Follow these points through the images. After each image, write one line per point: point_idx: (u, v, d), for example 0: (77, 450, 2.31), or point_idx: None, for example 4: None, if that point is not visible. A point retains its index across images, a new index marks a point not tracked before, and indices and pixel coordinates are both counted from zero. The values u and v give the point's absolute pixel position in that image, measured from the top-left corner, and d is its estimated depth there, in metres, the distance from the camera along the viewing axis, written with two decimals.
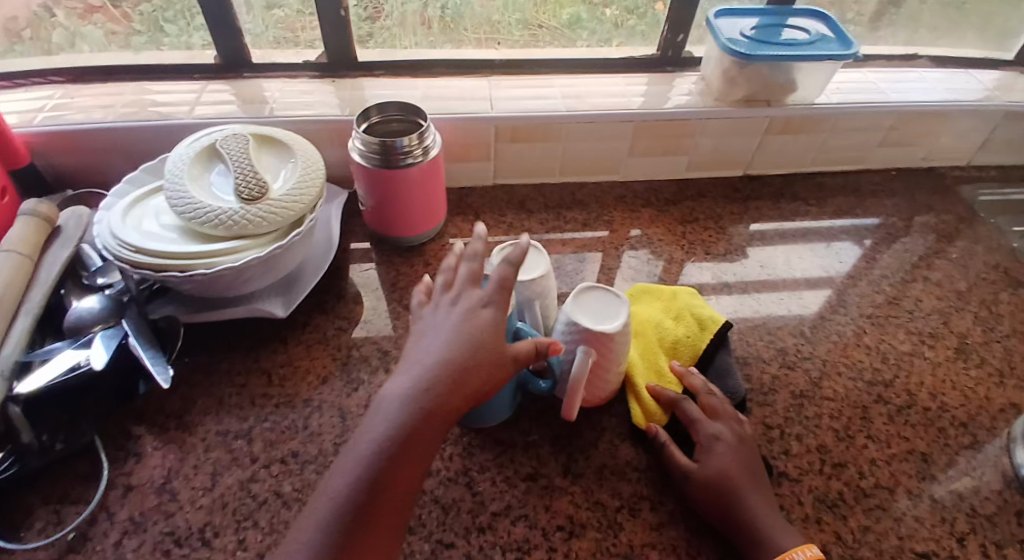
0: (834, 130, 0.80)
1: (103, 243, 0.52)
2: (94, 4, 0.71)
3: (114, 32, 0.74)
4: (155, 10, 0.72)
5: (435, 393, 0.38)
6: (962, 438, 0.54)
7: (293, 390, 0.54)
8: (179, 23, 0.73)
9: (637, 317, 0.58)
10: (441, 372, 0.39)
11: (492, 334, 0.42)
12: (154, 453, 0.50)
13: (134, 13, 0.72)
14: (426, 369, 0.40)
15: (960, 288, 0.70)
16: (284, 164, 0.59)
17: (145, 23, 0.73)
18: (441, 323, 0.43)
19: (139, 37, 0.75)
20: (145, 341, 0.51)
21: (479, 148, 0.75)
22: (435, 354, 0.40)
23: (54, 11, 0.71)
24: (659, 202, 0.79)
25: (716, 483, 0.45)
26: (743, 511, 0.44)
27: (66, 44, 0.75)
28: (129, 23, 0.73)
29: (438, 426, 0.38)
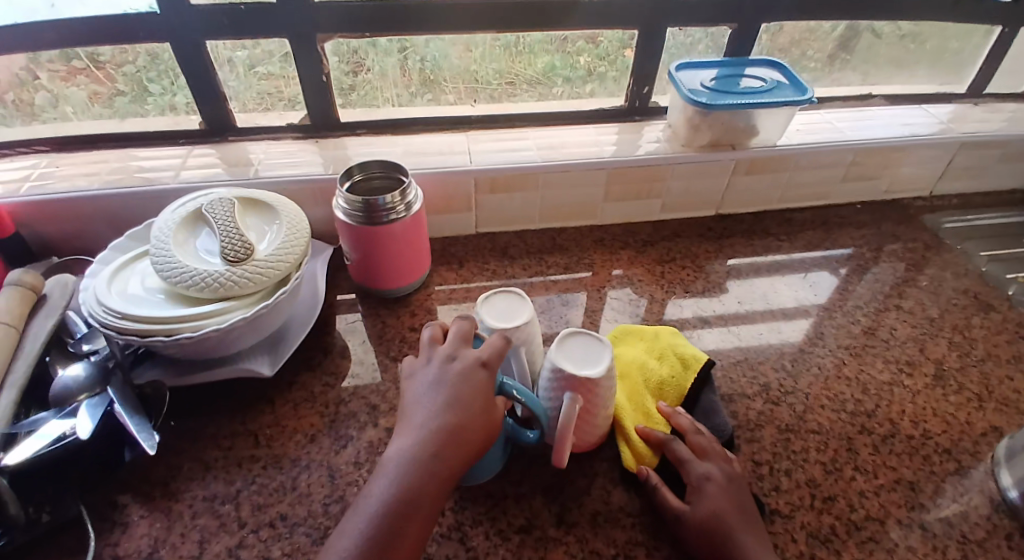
0: (797, 168, 0.84)
1: (88, 311, 0.52)
2: (77, 66, 0.71)
3: (97, 93, 0.74)
4: (138, 70, 0.73)
5: (436, 454, 0.41)
6: (948, 465, 0.55)
7: (281, 450, 0.54)
8: (162, 82, 0.74)
9: (621, 359, 0.59)
10: (439, 436, 0.42)
11: (486, 396, 0.45)
12: (140, 523, 0.49)
13: (117, 74, 0.72)
14: (423, 434, 0.42)
15: (932, 315, 0.72)
16: (269, 225, 0.60)
17: (130, 84, 0.74)
18: (437, 385, 0.45)
19: (122, 97, 0.75)
20: (130, 408, 0.51)
21: (460, 200, 0.77)
22: (434, 419, 0.43)
23: (38, 75, 0.71)
24: (637, 243, 0.82)
25: (709, 524, 0.45)
26: (737, 552, 0.44)
27: (49, 106, 0.74)
28: (112, 83, 0.73)
29: (440, 486, 0.40)
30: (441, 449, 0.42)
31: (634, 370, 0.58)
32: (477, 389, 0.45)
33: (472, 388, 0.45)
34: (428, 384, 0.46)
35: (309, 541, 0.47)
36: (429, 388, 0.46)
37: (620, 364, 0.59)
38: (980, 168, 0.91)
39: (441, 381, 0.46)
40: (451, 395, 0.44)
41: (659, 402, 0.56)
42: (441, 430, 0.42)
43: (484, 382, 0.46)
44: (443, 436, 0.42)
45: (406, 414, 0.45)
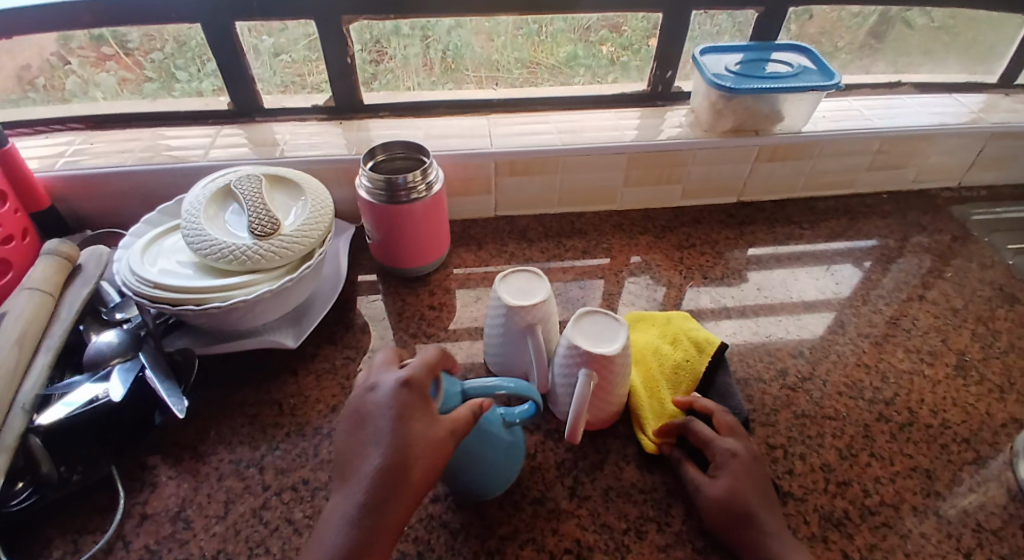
0: (822, 156, 0.82)
1: (122, 280, 0.54)
2: (107, 52, 0.74)
3: (127, 79, 0.78)
4: (167, 58, 0.76)
5: (378, 507, 0.39)
6: (965, 454, 0.55)
7: (304, 418, 0.56)
8: (189, 70, 0.77)
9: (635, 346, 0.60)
10: (378, 485, 0.40)
11: (422, 417, 0.42)
12: (169, 483, 0.51)
13: (146, 61, 0.76)
14: (362, 484, 0.40)
15: (956, 305, 0.71)
16: (294, 202, 0.61)
17: (157, 71, 0.77)
18: (369, 419, 0.43)
19: (151, 84, 0.79)
20: (161, 373, 0.53)
21: (480, 182, 0.78)
22: (370, 466, 0.41)
23: (70, 61, 0.74)
24: (656, 229, 0.81)
25: (729, 501, 0.45)
26: (754, 530, 0.44)
27: (79, 91, 0.78)
28: (141, 71, 0.77)
29: (386, 538, 0.39)
30: (380, 494, 0.40)
31: (649, 356, 0.58)
32: (410, 414, 0.42)
33: (405, 414, 0.42)
34: (358, 423, 0.43)
35: None
36: (361, 427, 0.43)
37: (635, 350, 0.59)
38: (1012, 158, 0.88)
39: (370, 417, 0.43)
40: (383, 429, 0.41)
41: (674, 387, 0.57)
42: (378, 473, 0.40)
43: (416, 405, 0.42)
44: (381, 480, 0.40)
45: (344, 459, 0.42)
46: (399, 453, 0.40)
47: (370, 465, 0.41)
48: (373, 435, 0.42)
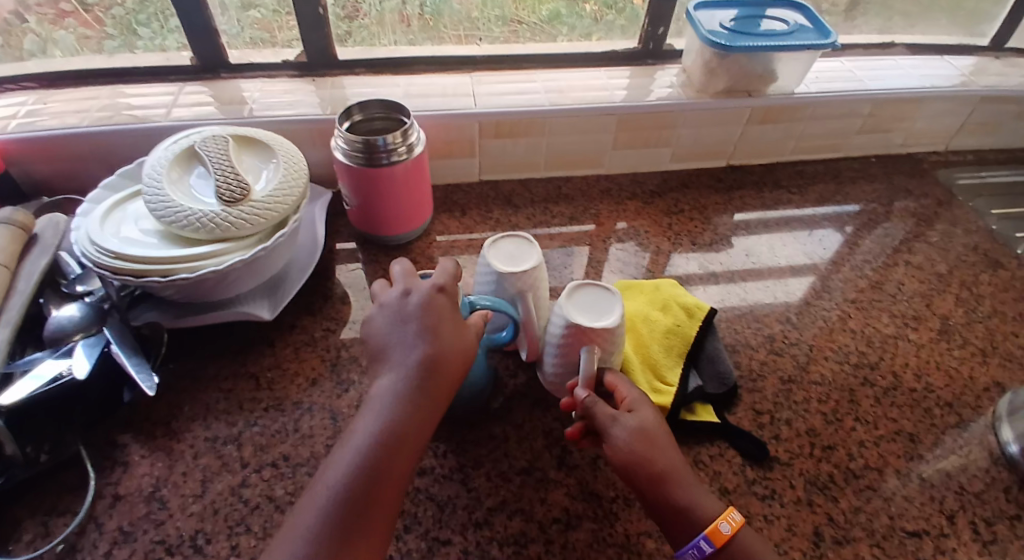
0: (812, 118, 0.81)
1: (82, 250, 0.51)
2: (65, 8, 0.69)
3: (87, 36, 0.72)
4: (128, 13, 0.70)
5: (423, 389, 0.41)
6: (949, 418, 0.55)
7: (282, 393, 0.54)
8: (152, 26, 0.72)
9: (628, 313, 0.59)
10: (422, 371, 0.42)
11: (454, 327, 0.44)
12: (142, 462, 0.49)
13: (106, 17, 0.70)
14: (406, 370, 0.42)
15: (941, 270, 0.71)
16: (265, 165, 0.58)
17: (119, 27, 0.71)
18: (407, 318, 0.44)
19: (111, 41, 0.73)
20: (128, 349, 0.50)
21: (463, 144, 0.74)
22: (411, 355, 0.42)
23: (24, 18, 0.68)
24: (644, 194, 0.79)
25: (640, 438, 0.42)
26: (665, 473, 0.41)
27: (37, 51, 0.72)
28: (101, 27, 0.71)
29: (429, 419, 0.41)
30: (418, 387, 0.41)
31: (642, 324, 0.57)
32: (444, 322, 0.44)
33: (443, 321, 0.44)
34: (391, 322, 0.45)
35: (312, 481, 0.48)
36: (396, 323, 0.45)
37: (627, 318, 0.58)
38: (999, 123, 0.88)
39: (405, 317, 0.45)
40: (422, 329, 0.43)
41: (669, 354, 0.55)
42: (417, 372, 0.42)
43: (447, 308, 0.45)
44: (421, 367, 0.42)
45: (380, 354, 0.44)
46: (443, 342, 0.43)
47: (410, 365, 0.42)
48: (412, 329, 0.44)
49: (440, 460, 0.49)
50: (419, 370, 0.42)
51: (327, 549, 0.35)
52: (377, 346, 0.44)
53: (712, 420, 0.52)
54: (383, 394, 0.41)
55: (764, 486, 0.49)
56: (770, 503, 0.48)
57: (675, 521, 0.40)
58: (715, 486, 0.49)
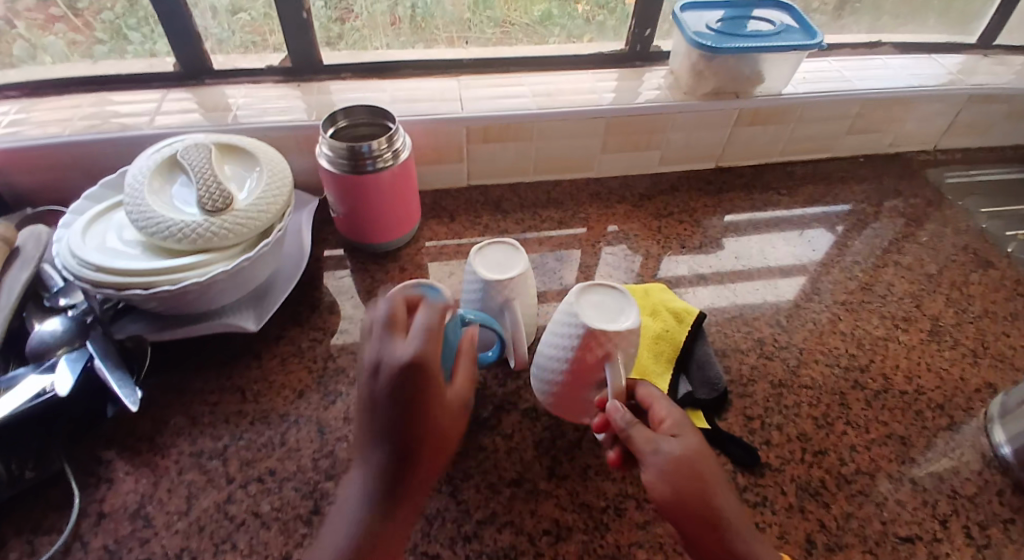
0: (801, 119, 0.80)
1: (62, 264, 0.50)
2: (55, 13, 0.68)
3: (76, 41, 0.71)
4: (118, 18, 0.69)
5: (414, 458, 0.38)
6: (940, 420, 0.55)
7: (269, 405, 0.53)
8: (142, 31, 0.71)
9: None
10: (411, 438, 0.38)
11: (439, 389, 0.40)
12: (127, 478, 0.48)
13: (96, 21, 0.69)
14: (393, 439, 0.38)
15: (931, 271, 0.71)
16: (248, 173, 0.57)
17: (108, 32, 0.70)
18: (388, 381, 0.39)
19: (101, 46, 0.72)
20: (112, 363, 0.49)
21: (451, 150, 0.74)
22: (397, 423, 0.38)
23: (14, 24, 0.68)
24: (634, 197, 0.79)
25: (689, 475, 0.39)
26: (716, 517, 0.39)
27: (27, 57, 0.71)
28: (91, 32, 0.70)
29: (423, 484, 0.39)
30: (408, 455, 0.38)
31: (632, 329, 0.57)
32: (430, 387, 0.40)
33: (431, 384, 0.40)
34: (373, 378, 0.40)
35: (299, 495, 0.47)
36: (377, 381, 0.39)
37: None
38: (987, 122, 0.88)
39: (388, 377, 0.39)
40: (406, 398, 0.39)
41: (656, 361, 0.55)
42: (393, 405, 0.39)
43: (433, 367, 0.40)
44: (407, 437, 0.38)
45: (362, 412, 0.40)
46: (430, 410, 0.39)
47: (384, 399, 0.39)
48: (395, 394, 0.39)
49: None
50: (392, 404, 0.39)
51: None
52: (359, 401, 0.40)
53: (702, 426, 0.52)
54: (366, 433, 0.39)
55: (756, 492, 0.49)
56: (762, 509, 0.48)
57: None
58: None
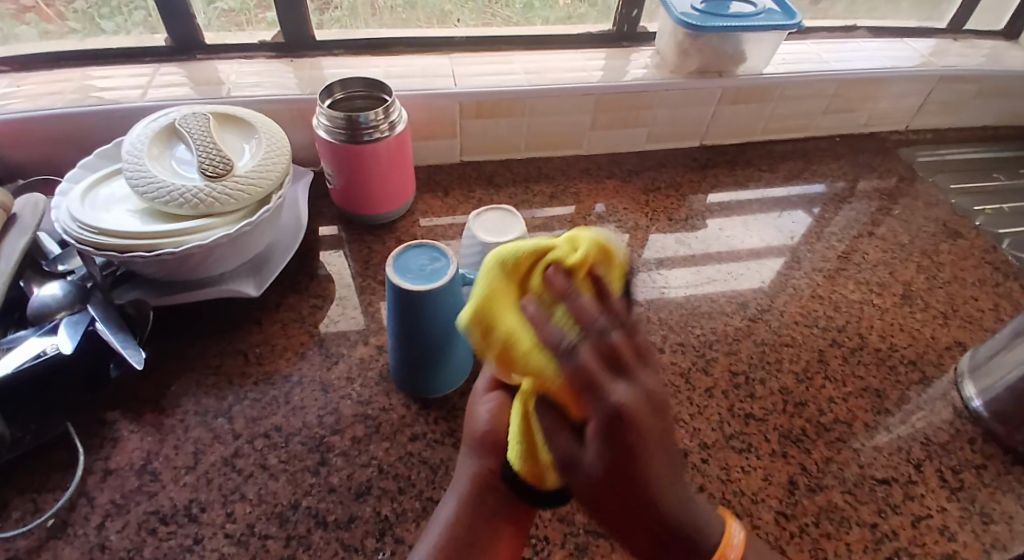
0: (781, 98, 0.84)
1: (63, 228, 0.50)
2: (25, 3, 0.68)
3: (49, 31, 0.72)
4: (90, 7, 0.70)
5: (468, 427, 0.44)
6: (912, 375, 0.59)
7: (271, 367, 0.54)
8: (115, 19, 0.72)
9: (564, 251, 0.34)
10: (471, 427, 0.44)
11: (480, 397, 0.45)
12: (132, 437, 0.49)
13: (69, 11, 0.70)
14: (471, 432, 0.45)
15: (903, 241, 0.75)
16: (246, 142, 0.58)
17: (81, 20, 0.72)
18: None
19: (75, 35, 0.73)
20: (113, 325, 0.49)
21: (444, 125, 0.75)
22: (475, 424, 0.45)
23: None
24: (622, 173, 0.81)
25: (659, 418, 0.27)
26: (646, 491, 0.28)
27: None
28: (63, 21, 0.71)
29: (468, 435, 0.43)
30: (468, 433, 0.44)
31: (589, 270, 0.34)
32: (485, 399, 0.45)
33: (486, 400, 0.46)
34: None
35: (305, 449, 0.48)
36: None
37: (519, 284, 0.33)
38: (956, 102, 0.92)
39: None
40: None
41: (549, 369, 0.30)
42: (486, 441, 0.42)
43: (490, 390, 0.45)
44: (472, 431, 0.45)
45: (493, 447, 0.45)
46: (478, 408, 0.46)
47: (479, 430, 0.43)
48: None
49: (431, 426, 0.50)
50: None
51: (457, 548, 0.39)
52: None
53: None
54: (464, 468, 0.42)
55: (741, 440, 0.51)
56: (748, 455, 0.50)
57: (663, 544, 0.31)
58: (695, 442, 0.51)
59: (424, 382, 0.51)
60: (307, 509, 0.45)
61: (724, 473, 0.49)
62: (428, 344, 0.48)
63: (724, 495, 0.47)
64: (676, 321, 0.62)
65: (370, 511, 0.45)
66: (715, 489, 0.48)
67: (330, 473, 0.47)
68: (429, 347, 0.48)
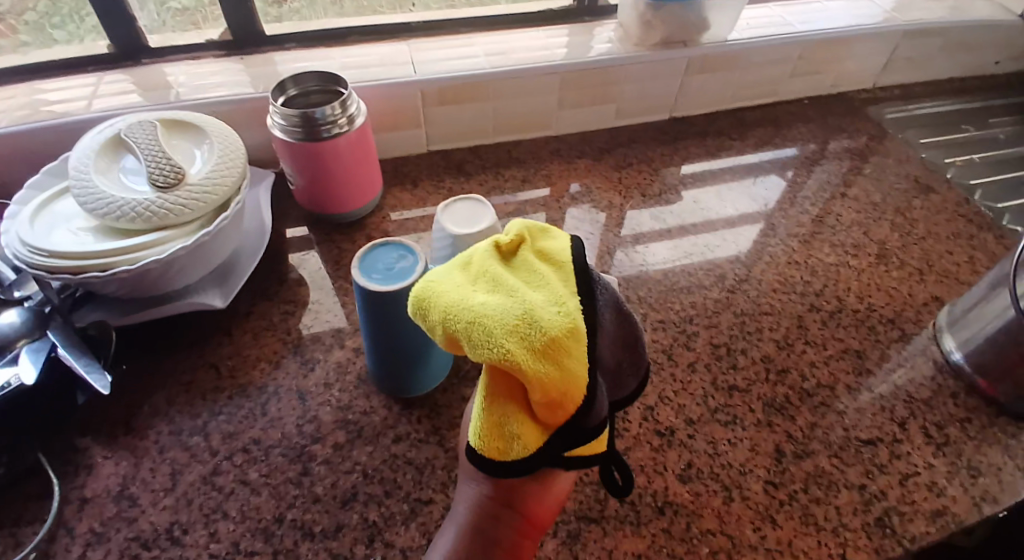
0: (747, 64, 0.83)
1: (13, 253, 0.48)
2: None
3: (1, 47, 0.70)
4: (41, 17, 0.69)
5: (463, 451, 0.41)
6: (892, 333, 0.59)
7: (246, 379, 0.53)
8: (68, 28, 0.70)
9: (538, 240, 0.36)
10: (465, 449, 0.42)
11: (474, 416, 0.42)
12: (106, 463, 0.47)
13: (20, 23, 0.68)
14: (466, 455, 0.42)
15: (877, 200, 0.75)
16: (198, 148, 0.55)
17: (33, 32, 0.70)
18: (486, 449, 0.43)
19: (28, 49, 0.71)
20: (75, 351, 0.47)
21: (406, 115, 0.73)
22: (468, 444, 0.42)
23: None
24: (594, 152, 0.80)
25: None
26: None
27: None
28: (15, 35, 0.69)
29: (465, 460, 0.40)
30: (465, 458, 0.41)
31: (575, 274, 0.34)
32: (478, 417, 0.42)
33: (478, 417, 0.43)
34: None
35: (287, 460, 0.47)
36: None
37: (496, 272, 0.33)
38: (921, 57, 0.92)
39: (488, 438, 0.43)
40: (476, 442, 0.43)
41: (526, 350, 0.30)
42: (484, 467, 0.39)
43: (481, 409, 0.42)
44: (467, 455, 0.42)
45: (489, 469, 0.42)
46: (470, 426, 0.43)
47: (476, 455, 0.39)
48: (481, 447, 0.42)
49: (414, 425, 0.50)
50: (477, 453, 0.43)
51: None
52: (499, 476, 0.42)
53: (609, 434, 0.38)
54: (464, 494, 0.40)
55: (727, 413, 0.51)
56: (733, 427, 0.50)
57: None
58: (681, 418, 0.51)
59: (403, 382, 0.50)
60: (293, 520, 0.44)
61: (712, 447, 0.49)
62: (405, 343, 0.47)
63: (712, 470, 0.47)
64: (656, 299, 0.61)
65: (358, 517, 0.44)
66: (703, 464, 0.48)
67: (313, 482, 0.46)
68: (405, 346, 0.47)
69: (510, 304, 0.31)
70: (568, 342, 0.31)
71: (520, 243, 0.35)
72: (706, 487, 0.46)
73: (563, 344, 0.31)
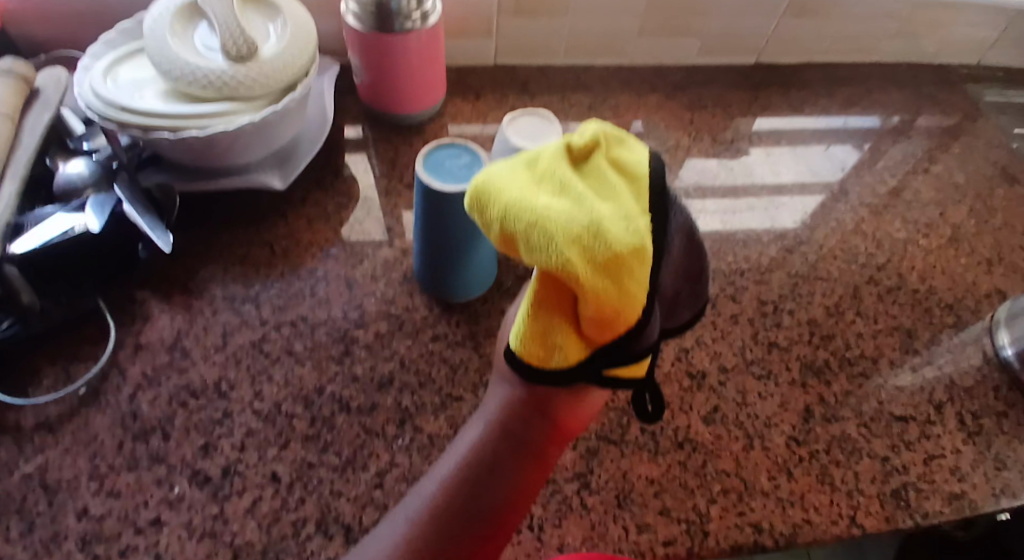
0: (850, 14, 0.76)
1: (87, 104, 0.49)
2: None
3: None
4: None
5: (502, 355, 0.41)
6: (947, 318, 0.57)
7: (297, 260, 0.54)
8: None
9: (611, 150, 0.34)
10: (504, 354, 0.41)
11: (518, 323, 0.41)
12: (162, 315, 0.50)
13: None
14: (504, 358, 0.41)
15: (958, 182, 0.70)
16: (272, 24, 0.55)
17: None
18: None
19: None
20: (140, 208, 0.49)
21: (479, 21, 0.70)
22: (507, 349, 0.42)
23: None
24: (667, 88, 0.76)
25: None
26: None
27: None
28: None
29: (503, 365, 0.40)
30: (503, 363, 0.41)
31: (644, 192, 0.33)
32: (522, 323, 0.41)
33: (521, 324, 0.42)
34: None
35: (330, 340, 0.49)
36: None
37: (564, 175, 0.31)
38: None
39: None
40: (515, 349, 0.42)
41: (587, 263, 0.28)
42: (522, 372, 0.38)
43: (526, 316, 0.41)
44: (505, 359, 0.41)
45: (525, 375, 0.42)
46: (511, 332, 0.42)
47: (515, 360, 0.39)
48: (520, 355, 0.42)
49: (453, 328, 0.51)
50: None
51: (476, 475, 0.38)
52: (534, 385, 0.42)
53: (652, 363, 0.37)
54: (496, 394, 0.40)
55: (762, 367, 0.51)
56: (767, 381, 0.50)
57: None
58: (715, 365, 0.51)
59: (447, 286, 0.51)
60: (331, 394, 0.46)
61: (741, 396, 0.49)
62: (455, 249, 0.47)
63: (737, 417, 0.48)
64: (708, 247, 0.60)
65: (392, 401, 0.46)
66: (730, 410, 0.48)
67: (353, 364, 0.48)
68: (455, 252, 0.47)
69: (577, 211, 0.29)
70: (629, 261, 0.29)
71: (594, 148, 0.32)
72: (729, 432, 0.47)
73: (625, 263, 0.29)
